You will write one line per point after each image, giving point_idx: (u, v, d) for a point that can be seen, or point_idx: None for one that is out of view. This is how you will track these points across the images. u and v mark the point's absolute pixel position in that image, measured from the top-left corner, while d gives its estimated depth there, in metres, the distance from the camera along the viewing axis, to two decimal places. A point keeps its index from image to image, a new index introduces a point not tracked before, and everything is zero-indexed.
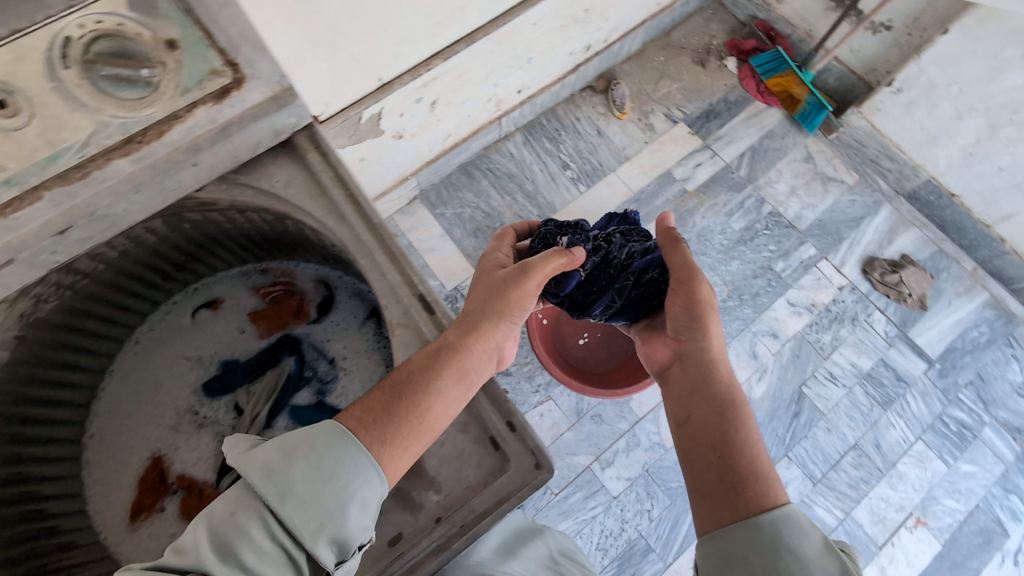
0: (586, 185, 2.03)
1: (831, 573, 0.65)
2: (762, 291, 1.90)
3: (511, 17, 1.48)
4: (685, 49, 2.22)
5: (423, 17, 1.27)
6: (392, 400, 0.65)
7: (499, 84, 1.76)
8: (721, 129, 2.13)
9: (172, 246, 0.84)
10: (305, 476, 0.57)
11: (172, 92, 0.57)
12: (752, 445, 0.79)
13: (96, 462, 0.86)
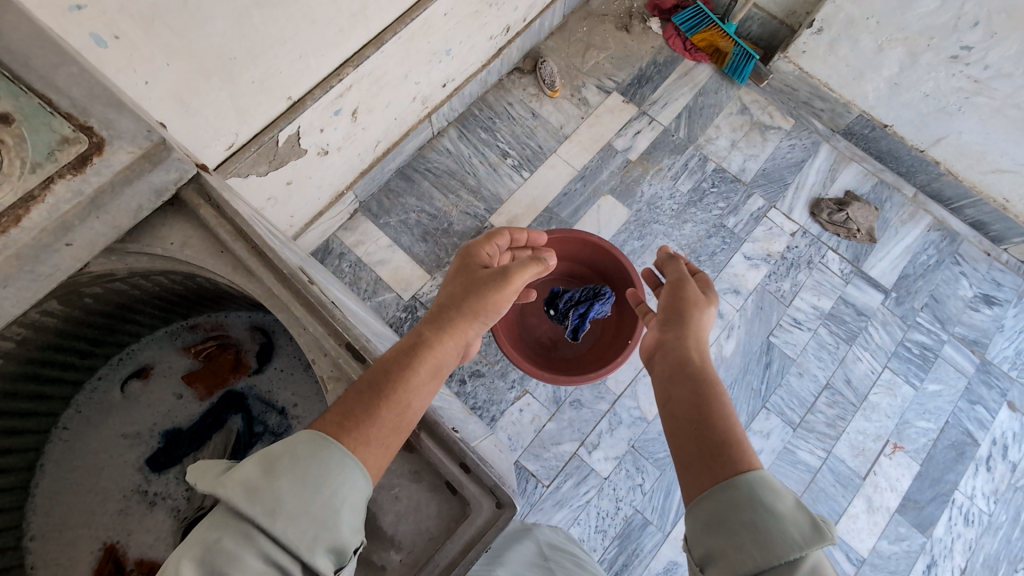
0: (529, 170, 1.99)
1: (809, 530, 0.58)
2: (718, 250, 1.91)
3: (419, 12, 1.41)
4: (607, 16, 2.18)
5: (321, 26, 1.19)
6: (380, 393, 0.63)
7: (420, 82, 1.69)
8: (654, 93, 2.11)
9: (79, 323, 0.77)
10: (294, 483, 0.53)
11: (21, 171, 0.51)
12: (728, 420, 0.72)
13: (42, 566, 0.78)
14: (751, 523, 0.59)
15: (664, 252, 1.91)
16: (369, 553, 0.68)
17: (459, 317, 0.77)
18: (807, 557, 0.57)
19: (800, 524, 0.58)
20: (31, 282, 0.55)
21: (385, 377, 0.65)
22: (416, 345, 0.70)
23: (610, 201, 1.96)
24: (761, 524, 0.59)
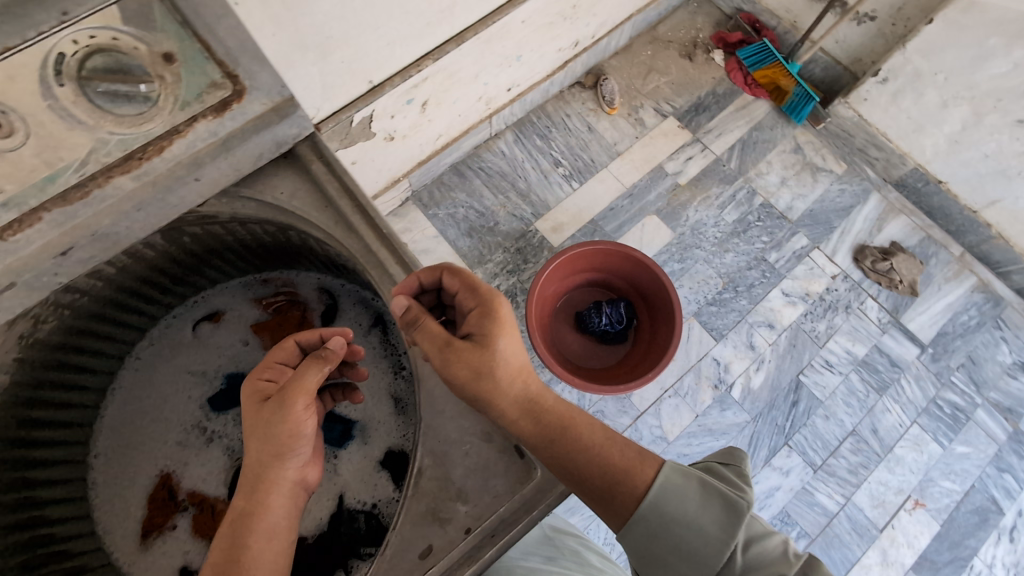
0: (578, 182, 2.03)
1: (717, 518, 0.67)
2: (757, 283, 1.92)
3: (501, 16, 1.47)
4: (672, 43, 2.23)
5: (412, 17, 1.25)
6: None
7: (488, 83, 1.75)
8: (710, 122, 2.14)
9: (171, 260, 0.83)
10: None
11: (172, 106, 0.55)
12: (607, 443, 0.73)
13: (101, 482, 0.84)
14: (685, 543, 0.68)
15: (702, 278, 1.92)
16: (435, 503, 0.70)
17: (267, 468, 0.65)
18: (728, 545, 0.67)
19: (720, 521, 0.67)
20: (160, 210, 0.60)
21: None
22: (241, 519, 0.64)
23: (654, 221, 1.99)
24: (693, 541, 0.67)
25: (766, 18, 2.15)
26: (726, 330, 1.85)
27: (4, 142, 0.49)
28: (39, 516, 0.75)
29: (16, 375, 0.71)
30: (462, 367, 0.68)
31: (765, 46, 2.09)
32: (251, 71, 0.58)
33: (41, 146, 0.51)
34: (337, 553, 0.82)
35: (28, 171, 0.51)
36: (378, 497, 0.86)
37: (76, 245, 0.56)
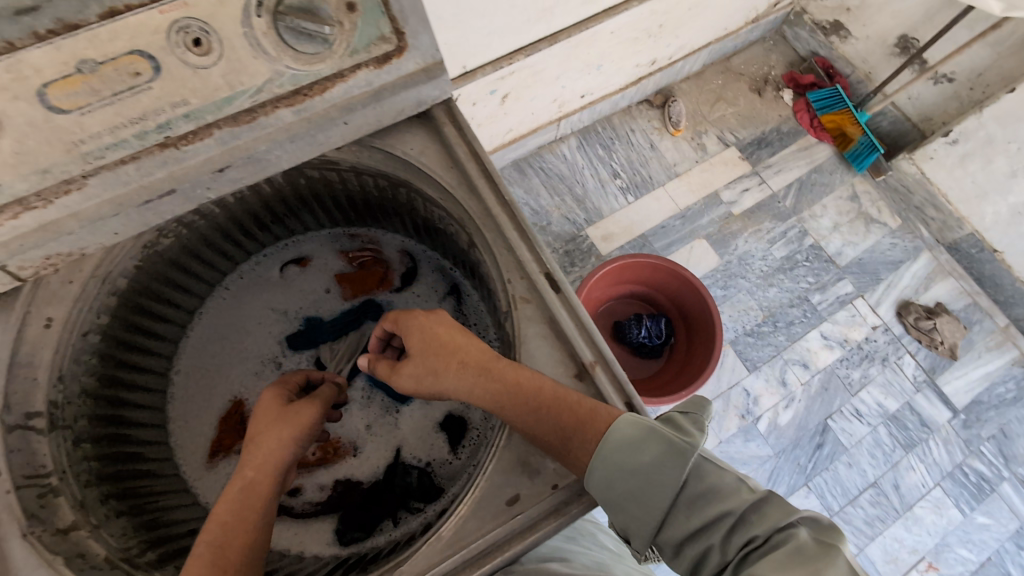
0: (634, 196, 2.06)
1: (670, 465, 0.57)
2: (797, 321, 1.93)
3: (594, 24, 1.51)
4: (744, 75, 2.26)
5: (516, 11, 1.29)
6: (216, 550, 0.57)
7: (566, 87, 1.79)
8: (771, 158, 2.15)
9: (279, 199, 0.87)
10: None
11: (342, 52, 0.59)
12: (552, 397, 0.60)
13: (179, 398, 0.88)
14: (636, 489, 0.58)
15: (742, 308, 1.94)
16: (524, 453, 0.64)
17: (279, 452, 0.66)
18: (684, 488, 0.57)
19: (664, 462, 0.57)
20: (308, 145, 0.64)
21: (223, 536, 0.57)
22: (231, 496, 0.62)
23: (703, 246, 2.01)
24: (645, 487, 0.57)
25: (841, 65, 2.15)
26: (760, 362, 1.86)
27: (200, 60, 0.54)
28: (131, 418, 0.79)
29: (135, 279, 0.76)
30: (403, 382, 0.66)
31: (837, 91, 2.11)
32: (415, 32, 0.62)
33: (229, 68, 0.55)
34: (390, 503, 0.85)
35: (212, 89, 0.56)
36: (434, 457, 0.88)
37: (232, 164, 0.60)
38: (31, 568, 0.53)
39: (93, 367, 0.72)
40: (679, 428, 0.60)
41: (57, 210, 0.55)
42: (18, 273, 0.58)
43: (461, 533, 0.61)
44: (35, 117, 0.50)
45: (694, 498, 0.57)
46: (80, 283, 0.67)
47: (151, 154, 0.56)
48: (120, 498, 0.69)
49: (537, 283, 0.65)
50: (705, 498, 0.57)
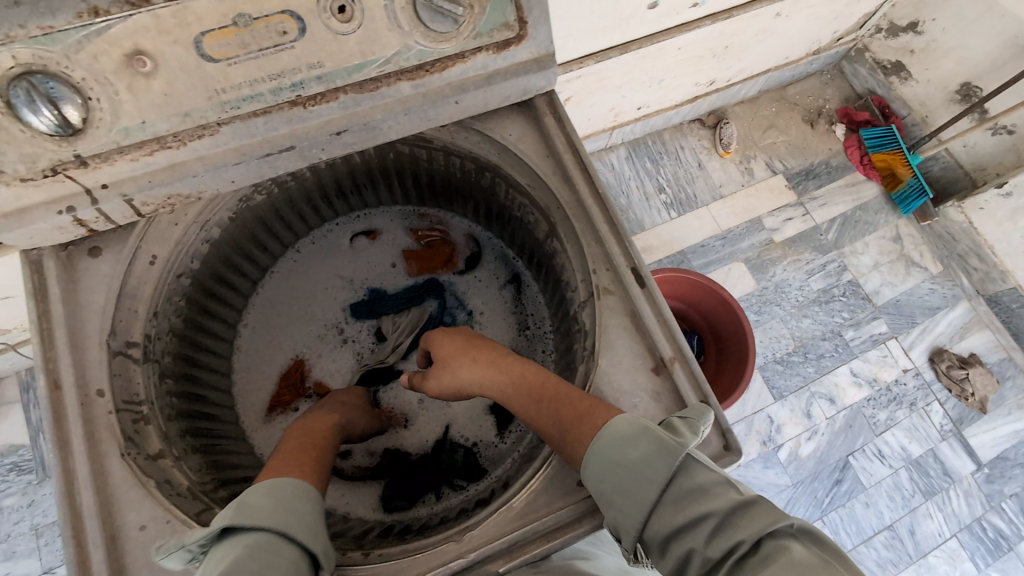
0: (677, 213, 2.02)
1: (650, 459, 0.54)
2: (828, 354, 1.89)
3: (665, 37, 1.48)
4: (798, 106, 2.12)
5: (593, 17, 1.25)
6: (299, 461, 0.62)
7: (625, 97, 1.76)
8: (817, 190, 2.04)
9: (364, 171, 0.90)
10: (291, 504, 0.54)
11: (467, 34, 0.62)
12: (558, 394, 0.63)
13: (244, 350, 0.91)
14: (623, 485, 0.54)
15: (773, 335, 1.91)
16: None
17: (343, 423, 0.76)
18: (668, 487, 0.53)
19: (650, 459, 0.54)
20: (416, 118, 0.66)
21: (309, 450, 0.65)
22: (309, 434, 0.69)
23: (740, 268, 1.96)
24: (631, 484, 0.54)
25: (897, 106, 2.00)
26: (786, 392, 1.84)
27: (342, 26, 0.57)
28: (204, 362, 0.82)
29: (228, 229, 0.79)
30: (431, 386, 0.74)
31: (891, 130, 1.98)
32: (536, 23, 0.64)
33: (365, 37, 0.58)
34: (435, 477, 0.86)
35: (347, 56, 0.59)
36: (481, 438, 0.90)
37: (349, 128, 0.63)
38: (126, 486, 0.56)
39: (182, 309, 0.75)
40: (676, 431, 0.57)
41: (188, 152, 0.58)
42: (140, 209, 0.61)
43: (533, 505, 0.61)
44: (187, 62, 0.53)
45: (680, 498, 0.52)
46: (183, 226, 0.70)
47: (281, 111, 0.59)
48: (194, 435, 0.72)
49: (623, 278, 0.67)
50: (689, 496, 0.52)
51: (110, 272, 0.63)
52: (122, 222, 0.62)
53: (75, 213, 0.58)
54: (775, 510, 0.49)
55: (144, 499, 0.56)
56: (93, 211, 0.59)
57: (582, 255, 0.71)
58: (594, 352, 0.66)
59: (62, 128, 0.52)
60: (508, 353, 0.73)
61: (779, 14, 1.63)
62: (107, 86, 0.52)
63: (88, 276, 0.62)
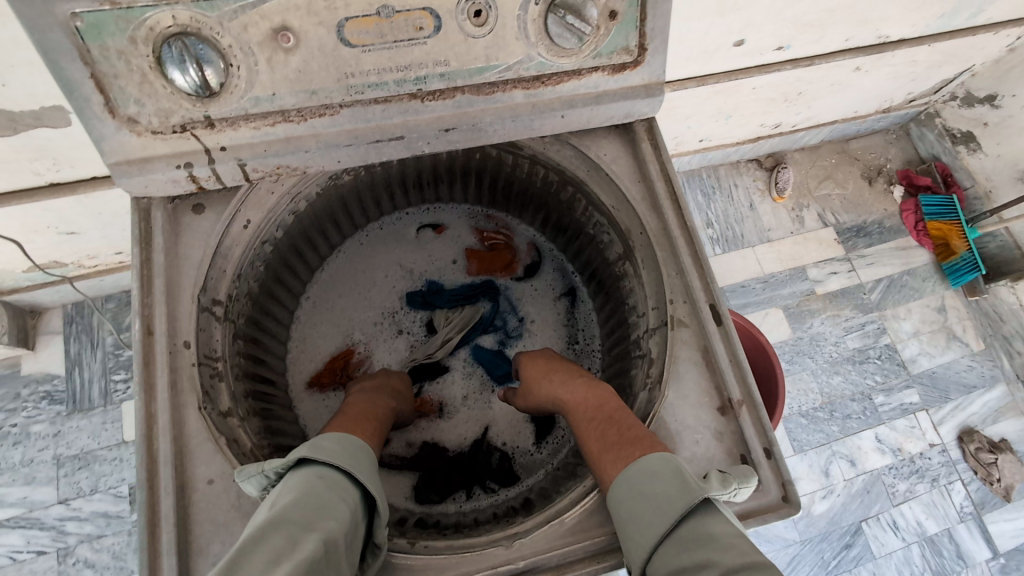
0: (722, 252, 1.77)
1: (671, 493, 0.54)
2: (855, 416, 1.68)
3: (742, 77, 1.25)
4: (858, 161, 1.88)
5: (678, 49, 1.07)
6: (359, 424, 0.66)
7: (690, 128, 1.48)
8: (867, 249, 1.81)
9: (448, 166, 0.91)
10: (354, 453, 0.58)
11: (588, 53, 0.63)
12: (609, 417, 0.65)
13: (303, 322, 0.93)
14: (640, 513, 0.55)
15: (801, 386, 1.70)
16: None
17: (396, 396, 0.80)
18: (682, 524, 0.52)
19: (670, 494, 0.54)
20: (517, 125, 0.67)
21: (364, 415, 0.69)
22: (377, 404, 0.73)
23: (778, 315, 1.73)
24: (647, 512, 0.54)
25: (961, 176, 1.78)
26: (805, 446, 1.65)
27: (475, 30, 0.59)
28: (270, 328, 0.84)
29: (315, 203, 0.81)
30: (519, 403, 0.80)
31: (953, 201, 1.74)
32: (654, 52, 0.65)
33: (493, 42, 0.60)
34: (467, 476, 0.87)
35: (472, 58, 0.60)
36: (517, 444, 0.90)
37: (457, 126, 0.64)
38: (200, 439, 0.59)
39: (261, 275, 0.77)
40: (711, 480, 0.56)
41: (306, 127, 0.60)
42: (249, 174, 0.63)
43: (585, 523, 0.61)
44: (327, 44, 0.56)
45: (689, 540, 0.51)
46: (278, 196, 0.72)
47: (400, 101, 0.61)
48: (256, 398, 0.74)
49: (700, 313, 0.68)
50: (698, 541, 0.50)
51: (210, 230, 0.66)
52: (229, 184, 0.64)
53: (191, 168, 0.60)
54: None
55: (214, 453, 0.58)
56: (207, 170, 0.61)
57: (658, 282, 0.73)
58: (661, 381, 0.67)
59: (201, 89, 0.55)
60: (583, 373, 0.74)
61: (860, 68, 1.39)
62: (249, 56, 0.55)
63: (191, 230, 0.66)
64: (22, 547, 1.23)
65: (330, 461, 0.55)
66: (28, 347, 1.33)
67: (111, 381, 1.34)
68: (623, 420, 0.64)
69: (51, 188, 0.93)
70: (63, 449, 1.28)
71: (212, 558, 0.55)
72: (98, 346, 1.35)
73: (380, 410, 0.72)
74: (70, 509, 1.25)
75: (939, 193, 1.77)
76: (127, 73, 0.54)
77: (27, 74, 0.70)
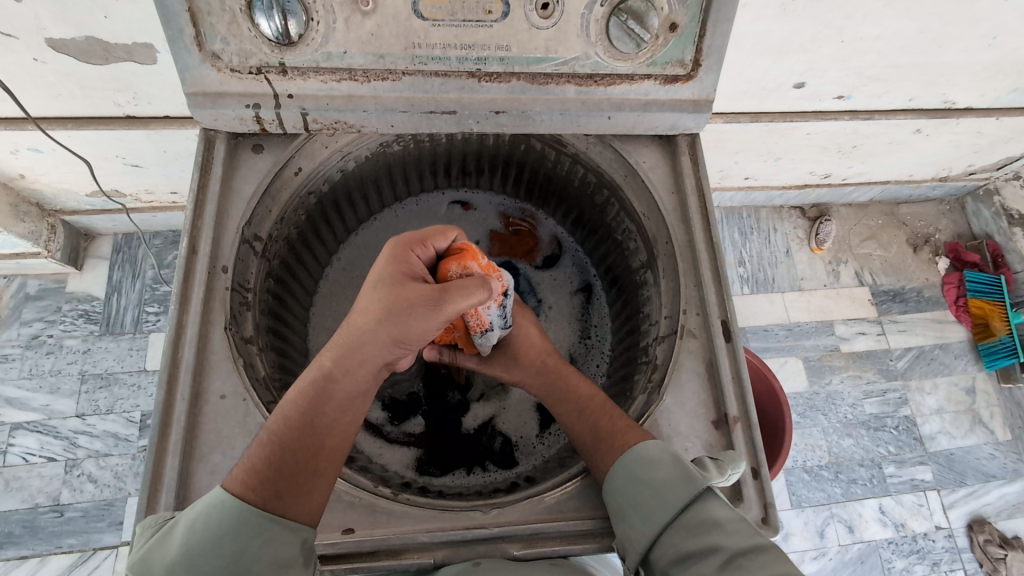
0: (751, 292, 1.69)
1: (674, 487, 0.58)
2: (860, 482, 1.57)
3: (798, 120, 1.23)
4: (906, 226, 1.80)
5: (736, 82, 1.07)
6: (273, 479, 0.55)
7: (736, 163, 1.46)
8: (901, 315, 1.72)
9: (493, 154, 0.93)
10: (201, 560, 0.51)
11: (643, 60, 0.66)
12: (599, 408, 0.68)
13: (330, 278, 0.95)
14: (643, 500, 0.59)
15: (809, 441, 1.59)
16: None
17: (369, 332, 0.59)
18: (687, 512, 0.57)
19: (676, 482, 0.58)
20: (562, 118, 0.69)
21: (289, 448, 0.56)
22: (309, 405, 0.58)
23: (798, 365, 1.64)
24: (650, 501, 0.58)
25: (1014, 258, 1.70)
26: (802, 501, 1.54)
27: (541, 22, 0.62)
28: (300, 280, 0.87)
29: (363, 165, 0.85)
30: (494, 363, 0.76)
31: (999, 281, 1.68)
32: (708, 69, 0.67)
33: (556, 36, 0.63)
34: (467, 454, 0.87)
35: (533, 47, 0.64)
36: (523, 434, 0.89)
37: (507, 111, 0.68)
38: (221, 355, 0.65)
39: (302, 222, 0.82)
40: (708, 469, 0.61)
41: (367, 88, 0.64)
42: (309, 124, 0.67)
43: (562, 505, 0.65)
44: (402, 13, 0.61)
45: (694, 526, 0.55)
46: (330, 151, 0.78)
47: (459, 78, 0.65)
48: (276, 336, 0.79)
49: (712, 326, 0.70)
50: (701, 526, 0.55)
51: (264, 169, 0.73)
52: (289, 130, 0.68)
53: (258, 109, 0.65)
54: (783, 562, 0.50)
55: (230, 371, 0.65)
56: (272, 113, 0.65)
57: (675, 293, 0.75)
58: (660, 386, 0.70)
59: (281, 36, 0.60)
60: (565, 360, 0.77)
61: (921, 130, 1.36)
62: (330, 14, 0.60)
63: (248, 167, 0.73)
64: (35, 451, 1.29)
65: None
66: (75, 266, 1.41)
67: (144, 312, 1.41)
68: (608, 411, 0.68)
69: (126, 119, 1.01)
70: (89, 367, 1.35)
71: (211, 466, 0.62)
72: (139, 277, 1.43)
73: (319, 406, 0.58)
74: (85, 424, 1.32)
75: (986, 272, 1.71)
76: (219, 12, 0.59)
77: (126, 8, 0.76)
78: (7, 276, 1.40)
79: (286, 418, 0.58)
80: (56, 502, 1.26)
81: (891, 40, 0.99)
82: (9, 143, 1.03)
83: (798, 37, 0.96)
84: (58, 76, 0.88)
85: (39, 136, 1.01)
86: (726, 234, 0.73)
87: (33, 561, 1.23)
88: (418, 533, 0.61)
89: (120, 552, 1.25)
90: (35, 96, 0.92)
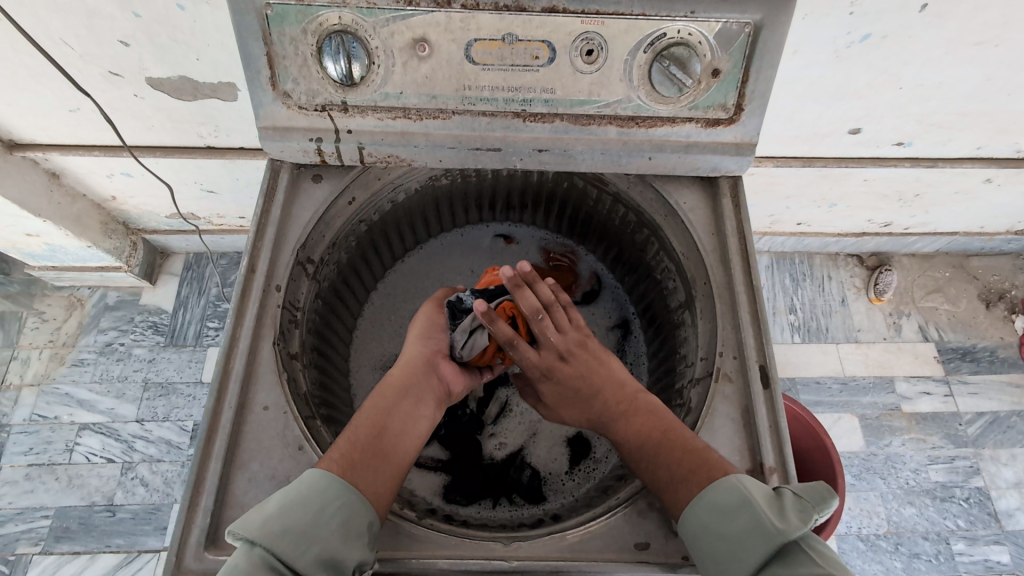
0: (802, 341, 1.61)
1: (750, 537, 0.55)
2: (924, 557, 1.41)
3: (854, 166, 1.20)
4: (976, 281, 1.69)
5: (786, 127, 1.06)
6: (353, 453, 0.64)
7: (788, 208, 1.43)
8: (972, 376, 1.59)
9: (535, 190, 0.96)
10: (287, 512, 0.57)
11: (685, 103, 0.68)
12: (654, 455, 0.65)
13: (373, 304, 0.98)
14: (717, 552, 0.57)
15: (865, 507, 1.46)
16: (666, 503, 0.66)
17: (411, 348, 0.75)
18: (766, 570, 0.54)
19: (749, 539, 0.55)
20: (601, 157, 0.71)
21: (369, 439, 0.65)
22: (388, 399, 0.69)
23: (853, 423, 1.53)
24: (725, 554, 0.57)
25: None
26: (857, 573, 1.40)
27: (586, 66, 0.65)
28: (346, 300, 0.91)
29: (412, 196, 0.90)
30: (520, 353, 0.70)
31: None
32: (751, 113, 0.68)
33: (598, 80, 0.66)
34: (494, 486, 0.86)
35: (576, 91, 0.67)
36: (552, 469, 0.88)
37: (550, 149, 0.71)
38: (267, 368, 0.69)
39: (352, 248, 0.87)
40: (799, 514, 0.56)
41: (420, 126, 0.69)
42: (365, 157, 0.72)
43: (585, 544, 0.64)
44: (455, 58, 0.65)
45: None
46: (383, 182, 0.83)
47: (505, 117, 0.68)
48: (320, 354, 0.82)
49: (748, 370, 0.69)
50: None
51: (322, 197, 0.79)
52: (347, 163, 0.73)
53: (320, 143, 0.70)
54: None
55: (274, 384, 0.69)
56: (332, 147, 0.71)
57: (711, 335, 0.74)
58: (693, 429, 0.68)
59: (345, 78, 0.65)
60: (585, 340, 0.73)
61: (991, 180, 1.28)
62: (390, 58, 0.65)
63: (308, 195, 0.79)
64: (97, 451, 1.38)
65: (250, 529, 0.56)
66: (150, 281, 1.54)
67: (205, 326, 1.51)
68: (669, 454, 0.64)
69: (206, 149, 1.11)
70: (152, 375, 1.45)
71: (248, 474, 0.65)
72: (203, 294, 1.54)
73: (396, 398, 0.69)
74: (143, 429, 1.40)
75: None
76: (293, 56, 0.66)
77: (216, 52, 0.85)
78: (91, 288, 1.54)
79: (366, 411, 0.68)
80: (109, 503, 1.34)
81: (954, 87, 0.96)
82: (105, 168, 1.15)
83: (852, 83, 0.95)
84: (151, 109, 0.98)
85: (130, 162, 1.13)
86: (766, 277, 0.72)
87: (83, 558, 1.29)
88: (439, 558, 0.63)
89: (160, 557, 1.30)
90: (131, 126, 1.03)
